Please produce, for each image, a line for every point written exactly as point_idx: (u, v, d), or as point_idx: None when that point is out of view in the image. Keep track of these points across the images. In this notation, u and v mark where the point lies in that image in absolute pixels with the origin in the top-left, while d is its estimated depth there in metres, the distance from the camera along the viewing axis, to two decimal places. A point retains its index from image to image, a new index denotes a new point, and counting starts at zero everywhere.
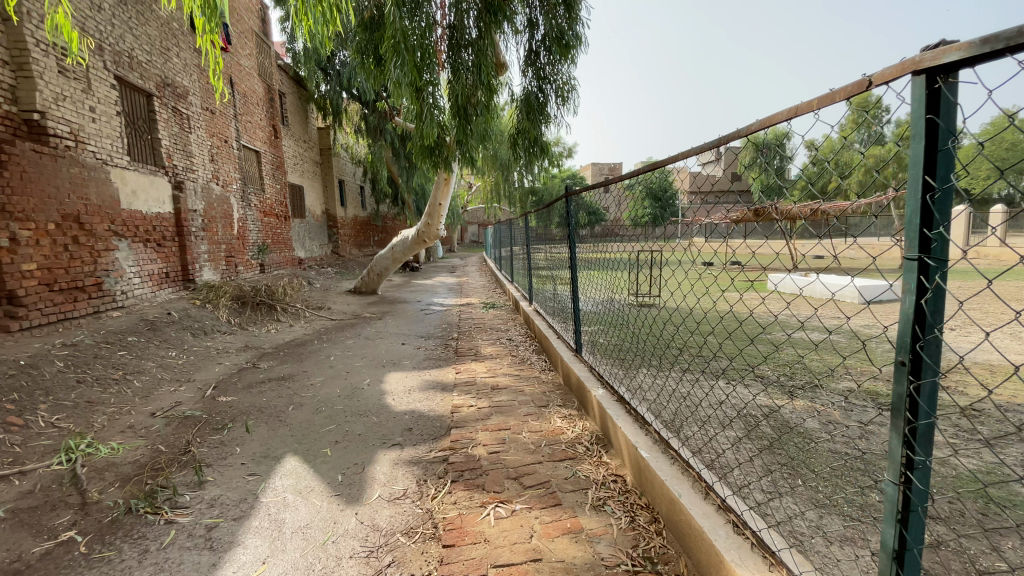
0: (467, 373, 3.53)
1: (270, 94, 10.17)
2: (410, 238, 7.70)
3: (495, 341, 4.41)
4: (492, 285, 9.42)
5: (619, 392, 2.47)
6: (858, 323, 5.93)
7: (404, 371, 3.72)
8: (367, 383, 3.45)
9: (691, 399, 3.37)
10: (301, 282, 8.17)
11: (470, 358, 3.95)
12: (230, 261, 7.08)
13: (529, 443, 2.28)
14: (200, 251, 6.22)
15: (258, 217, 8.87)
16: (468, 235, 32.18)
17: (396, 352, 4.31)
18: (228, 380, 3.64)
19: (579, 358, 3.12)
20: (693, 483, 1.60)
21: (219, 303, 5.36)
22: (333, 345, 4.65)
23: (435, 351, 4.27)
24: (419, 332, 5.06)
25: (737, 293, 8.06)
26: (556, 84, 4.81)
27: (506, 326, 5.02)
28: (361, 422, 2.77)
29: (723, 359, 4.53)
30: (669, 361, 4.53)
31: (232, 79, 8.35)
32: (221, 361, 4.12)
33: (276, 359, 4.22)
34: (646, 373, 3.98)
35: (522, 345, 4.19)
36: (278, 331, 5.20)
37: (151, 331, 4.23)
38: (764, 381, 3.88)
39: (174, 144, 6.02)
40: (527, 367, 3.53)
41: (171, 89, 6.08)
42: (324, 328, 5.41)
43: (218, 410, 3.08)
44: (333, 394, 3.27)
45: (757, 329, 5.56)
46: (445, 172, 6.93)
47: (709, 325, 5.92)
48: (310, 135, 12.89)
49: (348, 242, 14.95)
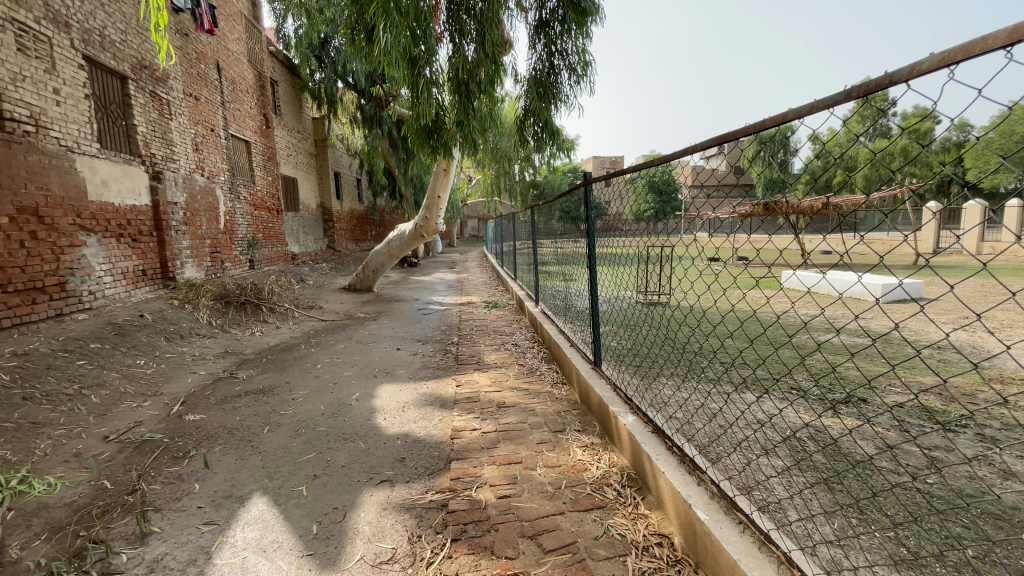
0: (468, 386, 3.13)
1: (261, 82, 9.70)
2: (407, 233, 7.25)
3: (498, 346, 3.99)
4: (493, 282, 9.01)
5: (653, 419, 2.06)
6: (886, 325, 5.54)
7: (399, 384, 3.30)
8: (355, 398, 3.05)
9: (722, 417, 2.99)
10: (292, 279, 7.75)
11: (473, 367, 3.54)
12: (215, 257, 6.66)
13: (546, 484, 1.89)
14: (182, 246, 5.80)
15: (247, 210, 8.44)
16: (468, 228, 31.71)
17: (388, 359, 3.90)
18: (199, 393, 3.23)
19: (598, 373, 2.70)
20: (778, 567, 1.22)
21: (200, 303, 4.95)
22: (322, 351, 4.23)
23: (433, 358, 3.86)
24: (416, 336, 4.65)
25: (750, 291, 7.65)
26: (570, 59, 4.36)
27: (511, 329, 4.62)
28: (346, 450, 2.36)
29: (749, 366, 4.14)
30: (690, 369, 4.14)
31: (220, 65, 7.90)
32: (195, 370, 3.71)
33: (257, 367, 3.81)
34: (666, 384, 3.59)
35: (530, 352, 3.78)
36: (263, 334, 4.79)
37: (119, 337, 3.82)
38: (799, 393, 3.48)
39: (152, 131, 5.59)
40: (536, 380, 3.12)
41: (149, 72, 5.64)
42: (314, 330, 5.00)
43: (182, 433, 2.67)
44: (315, 412, 2.86)
45: (781, 333, 5.14)
46: (444, 160, 6.50)
47: (727, 327, 5.51)
48: (304, 125, 12.45)
49: (344, 236, 14.51)
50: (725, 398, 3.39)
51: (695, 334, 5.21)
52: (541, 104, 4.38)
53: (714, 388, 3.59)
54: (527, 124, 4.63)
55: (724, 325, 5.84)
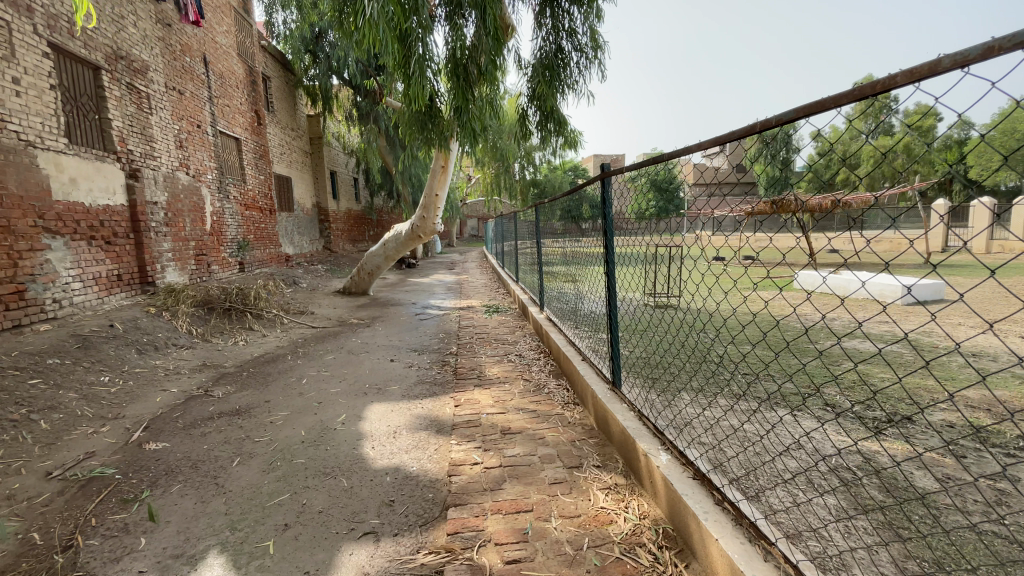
0: (468, 406, 2.77)
1: (251, 77, 9.35)
2: (404, 234, 6.88)
3: (500, 358, 3.64)
4: (494, 283, 8.65)
5: (691, 459, 1.71)
6: (913, 330, 5.21)
7: (390, 403, 2.95)
8: (341, 422, 2.69)
9: (757, 443, 2.64)
10: (283, 282, 7.40)
11: (473, 382, 3.18)
12: (201, 260, 6.31)
13: (565, 545, 1.54)
14: (162, 249, 5.46)
15: (237, 210, 8.10)
16: (468, 228, 31.39)
17: (379, 373, 3.54)
18: (166, 416, 2.89)
19: (617, 396, 2.34)
20: None
21: (179, 310, 4.60)
22: (308, 363, 3.89)
23: (429, 371, 3.51)
24: (412, 345, 4.30)
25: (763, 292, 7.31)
26: (579, 42, 4.03)
27: (514, 337, 4.25)
28: (324, 490, 2.02)
29: (775, 377, 3.79)
30: (710, 380, 3.80)
31: (206, 58, 7.54)
32: (166, 387, 3.35)
33: (234, 383, 3.45)
34: (689, 401, 3.24)
35: (536, 364, 3.43)
36: (246, 344, 4.43)
37: (83, 351, 3.47)
38: (836, 411, 3.13)
39: (129, 126, 5.24)
40: (545, 399, 2.77)
41: (125, 63, 5.29)
42: (301, 339, 4.64)
43: (139, 468, 2.32)
44: (295, 438, 2.51)
45: (802, 338, 4.78)
46: (442, 156, 6.18)
47: (743, 332, 5.15)
48: (298, 122, 12.09)
49: (341, 237, 14.17)
50: (755, 417, 3.04)
51: (711, 342, 4.87)
52: (547, 89, 4.05)
53: (740, 405, 3.24)
54: (530, 112, 4.29)
55: (740, 330, 5.51)
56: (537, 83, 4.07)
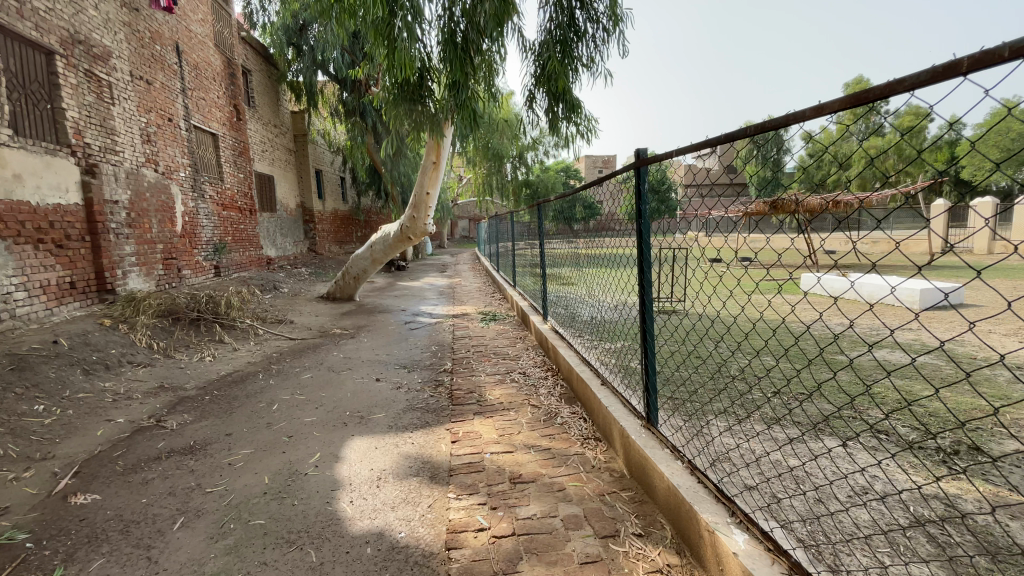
0: (467, 442, 2.31)
1: (231, 69, 8.81)
2: (391, 235, 6.39)
3: (501, 377, 3.17)
4: (487, 288, 8.20)
5: (779, 540, 1.28)
6: (941, 338, 4.84)
7: (374, 436, 2.50)
8: (313, 465, 2.22)
9: (812, 487, 2.23)
10: (261, 289, 6.90)
11: (472, 407, 2.74)
12: (170, 265, 5.79)
13: None
14: (125, 252, 4.96)
15: (214, 210, 7.58)
16: (458, 229, 30.90)
17: (361, 397, 3.06)
18: (104, 456, 2.40)
19: (654, 437, 1.89)
20: None
21: (138, 322, 4.09)
22: (282, 384, 3.41)
23: (419, 395, 3.04)
24: (399, 361, 3.84)
25: (772, 296, 6.91)
26: (592, 12, 3.66)
27: (514, 350, 3.81)
28: (286, 571, 1.56)
29: (809, 394, 3.38)
30: (737, 399, 3.38)
31: (179, 47, 7.00)
32: (112, 417, 2.86)
33: (194, 411, 2.96)
34: (720, 428, 2.82)
35: (544, 385, 2.98)
36: (213, 361, 3.94)
37: (15, 374, 2.97)
38: (890, 440, 2.73)
39: (87, 117, 4.72)
40: (560, 432, 2.32)
41: (84, 48, 4.76)
42: (276, 354, 4.15)
43: (56, 533, 1.84)
44: (256, 489, 2.05)
45: (826, 348, 4.37)
46: (434, 151, 5.77)
47: (762, 340, 4.74)
48: (282, 118, 11.55)
49: (327, 238, 13.62)
50: (799, 448, 2.64)
51: (728, 354, 4.49)
52: (560, 66, 3.65)
53: (779, 431, 2.83)
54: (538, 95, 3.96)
55: (755, 336, 5.15)
56: (549, 58, 3.69)
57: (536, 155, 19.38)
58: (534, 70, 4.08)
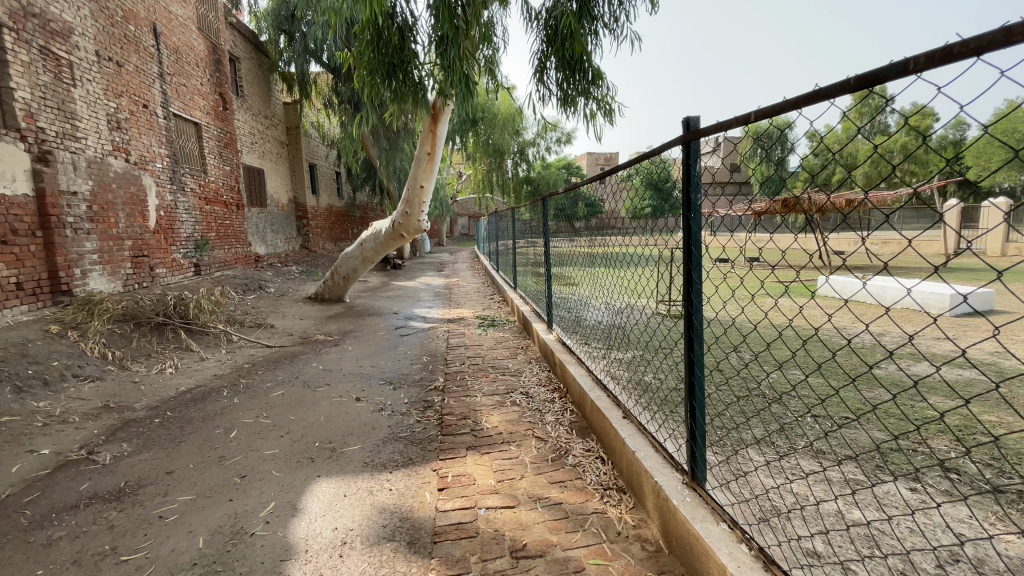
0: (456, 490, 1.85)
1: (216, 55, 8.33)
2: (383, 232, 5.90)
3: (500, 398, 2.71)
4: (487, 288, 7.75)
5: None
6: (988, 348, 4.35)
7: (343, 477, 2.04)
8: (263, 522, 1.76)
9: (894, 551, 1.76)
10: (243, 289, 6.45)
11: (464, 437, 2.29)
12: (140, 262, 5.35)
13: None
14: (84, 249, 4.52)
15: (195, 204, 7.13)
16: (458, 227, 30.35)
17: (334, 422, 2.60)
18: (10, 503, 1.96)
19: (699, 499, 1.43)
20: None
21: (90, 328, 3.66)
22: (246, 403, 2.96)
23: (404, 420, 2.56)
24: (383, 374, 3.38)
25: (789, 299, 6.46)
26: None
27: (514, 364, 3.34)
28: None
29: (856, 417, 2.92)
30: (772, 421, 2.92)
31: (157, 28, 6.54)
32: (37, 448, 2.42)
33: (136, 440, 2.52)
34: (759, 463, 2.36)
35: (550, 409, 2.52)
36: (174, 373, 3.49)
37: None
38: (968, 477, 2.28)
39: (41, 99, 4.26)
40: (574, 479, 1.86)
41: (38, 23, 4.30)
42: (246, 365, 3.69)
43: None
44: (183, 557, 1.60)
45: (865, 361, 3.90)
46: (428, 143, 5.29)
47: (788, 350, 4.28)
48: (273, 110, 11.09)
49: (321, 234, 13.15)
50: (860, 491, 2.18)
51: (750, 363, 4.07)
52: (576, 22, 3.41)
53: (831, 465, 2.37)
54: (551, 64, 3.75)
55: (774, 339, 4.77)
56: (564, 15, 3.43)
57: (535, 151, 18.87)
58: (546, 35, 3.73)
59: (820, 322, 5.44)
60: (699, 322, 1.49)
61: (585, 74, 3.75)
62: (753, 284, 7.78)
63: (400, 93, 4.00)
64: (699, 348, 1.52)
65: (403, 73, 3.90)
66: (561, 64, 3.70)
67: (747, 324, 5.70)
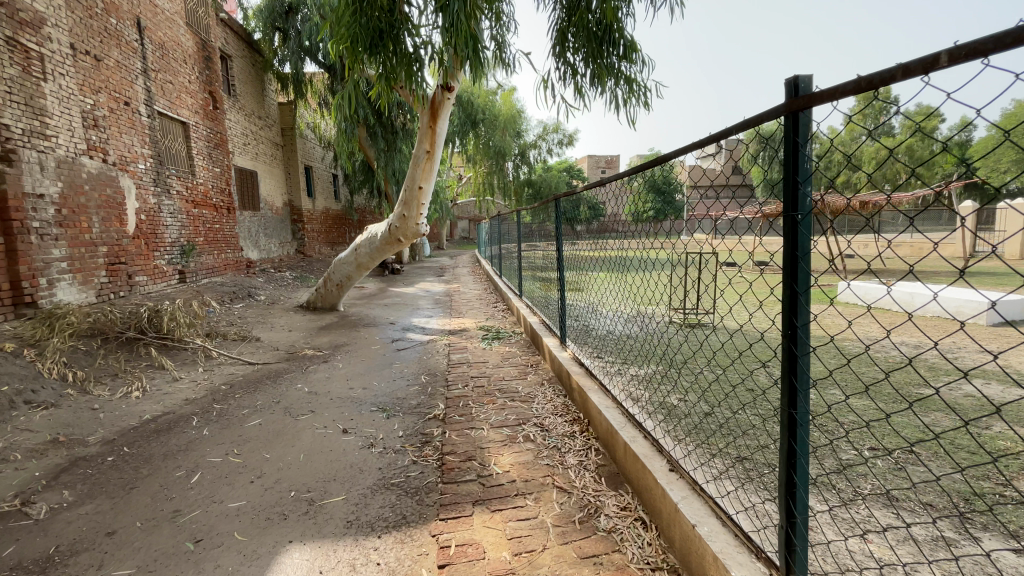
0: (463, 568, 1.46)
1: (206, 51, 7.95)
2: (378, 237, 5.50)
3: (509, 432, 2.32)
4: (488, 295, 7.37)
5: None
6: None
7: (325, 543, 1.65)
8: None
9: None
10: (230, 298, 6.06)
11: (470, 487, 1.89)
12: (117, 270, 4.96)
13: None
14: (52, 256, 4.14)
15: (182, 207, 6.75)
16: (457, 230, 29.90)
17: (315, 463, 2.20)
18: None
19: None
20: None
21: (49, 346, 3.25)
22: (218, 436, 2.56)
23: (399, 461, 2.17)
24: (376, 399, 2.98)
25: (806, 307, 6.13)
26: None
27: (522, 387, 2.94)
28: None
29: (920, 451, 2.53)
30: (824, 456, 2.52)
31: (141, 22, 6.16)
32: None
33: (80, 487, 2.11)
34: (822, 514, 1.97)
35: (570, 447, 2.14)
36: (141, 398, 3.08)
37: None
38: None
39: (5, 93, 3.88)
40: (610, 554, 1.47)
41: (6, 12, 3.93)
42: (223, 387, 3.29)
43: None
44: None
45: (910, 379, 3.51)
46: (427, 143, 4.89)
47: (823, 365, 3.88)
48: (268, 111, 10.74)
49: (317, 238, 12.77)
50: (954, 555, 1.79)
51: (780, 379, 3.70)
52: None
53: (909, 519, 1.98)
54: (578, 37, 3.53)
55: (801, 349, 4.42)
56: None
57: (536, 153, 18.50)
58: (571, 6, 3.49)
59: (846, 332, 5.08)
60: (803, 364, 0.98)
61: (614, 47, 3.53)
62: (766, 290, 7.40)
63: (387, 67, 3.47)
64: (806, 405, 1.02)
65: (392, 43, 3.36)
66: (587, 35, 3.48)
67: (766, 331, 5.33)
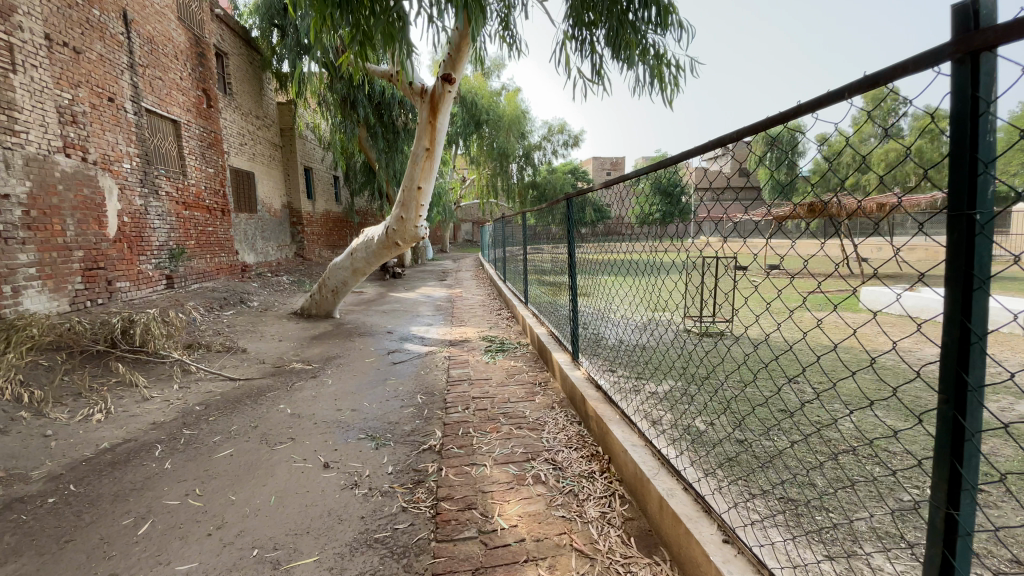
0: None
1: (200, 48, 7.66)
2: (375, 240, 5.17)
3: (517, 470, 1.97)
4: (492, 301, 7.03)
5: None
6: None
7: None
8: None
9: None
10: (219, 305, 5.75)
11: (469, 549, 1.54)
12: (94, 275, 4.70)
13: None
14: (19, 262, 3.94)
15: (172, 209, 6.45)
16: (461, 233, 29.57)
17: (287, 510, 1.86)
18: None
19: None
20: None
21: (4, 362, 2.94)
22: (181, 471, 2.23)
23: (385, 508, 1.83)
24: (364, 424, 2.65)
25: (827, 313, 5.79)
26: None
27: (530, 410, 2.60)
28: None
29: (997, 490, 2.16)
30: (883, 495, 2.16)
31: (128, 15, 5.87)
32: None
33: (7, 539, 1.78)
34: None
35: (589, 492, 1.79)
36: (102, 422, 2.76)
37: None
38: None
39: None
40: None
41: None
42: (197, 408, 2.97)
43: None
44: None
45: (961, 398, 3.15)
46: (425, 139, 4.59)
47: (859, 380, 3.53)
48: (266, 111, 10.46)
49: (317, 241, 12.48)
50: None
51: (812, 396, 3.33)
52: None
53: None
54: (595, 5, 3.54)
55: (828, 359, 4.07)
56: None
57: (540, 154, 18.17)
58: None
59: (874, 341, 4.74)
60: (974, 448, 0.74)
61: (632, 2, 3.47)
62: (782, 296, 7.06)
63: (360, 25, 2.85)
64: (969, 505, 0.76)
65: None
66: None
67: (785, 337, 4.96)
